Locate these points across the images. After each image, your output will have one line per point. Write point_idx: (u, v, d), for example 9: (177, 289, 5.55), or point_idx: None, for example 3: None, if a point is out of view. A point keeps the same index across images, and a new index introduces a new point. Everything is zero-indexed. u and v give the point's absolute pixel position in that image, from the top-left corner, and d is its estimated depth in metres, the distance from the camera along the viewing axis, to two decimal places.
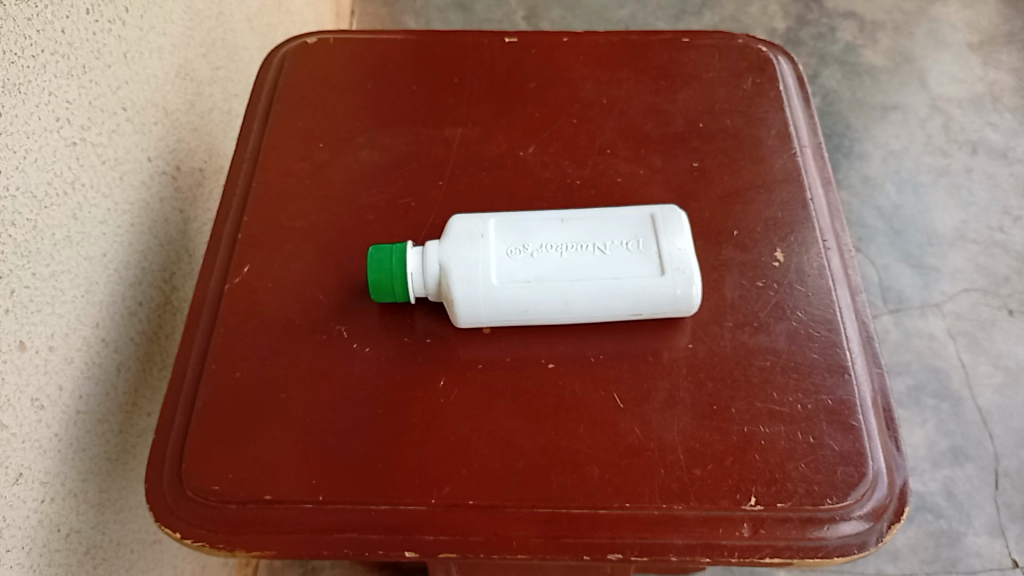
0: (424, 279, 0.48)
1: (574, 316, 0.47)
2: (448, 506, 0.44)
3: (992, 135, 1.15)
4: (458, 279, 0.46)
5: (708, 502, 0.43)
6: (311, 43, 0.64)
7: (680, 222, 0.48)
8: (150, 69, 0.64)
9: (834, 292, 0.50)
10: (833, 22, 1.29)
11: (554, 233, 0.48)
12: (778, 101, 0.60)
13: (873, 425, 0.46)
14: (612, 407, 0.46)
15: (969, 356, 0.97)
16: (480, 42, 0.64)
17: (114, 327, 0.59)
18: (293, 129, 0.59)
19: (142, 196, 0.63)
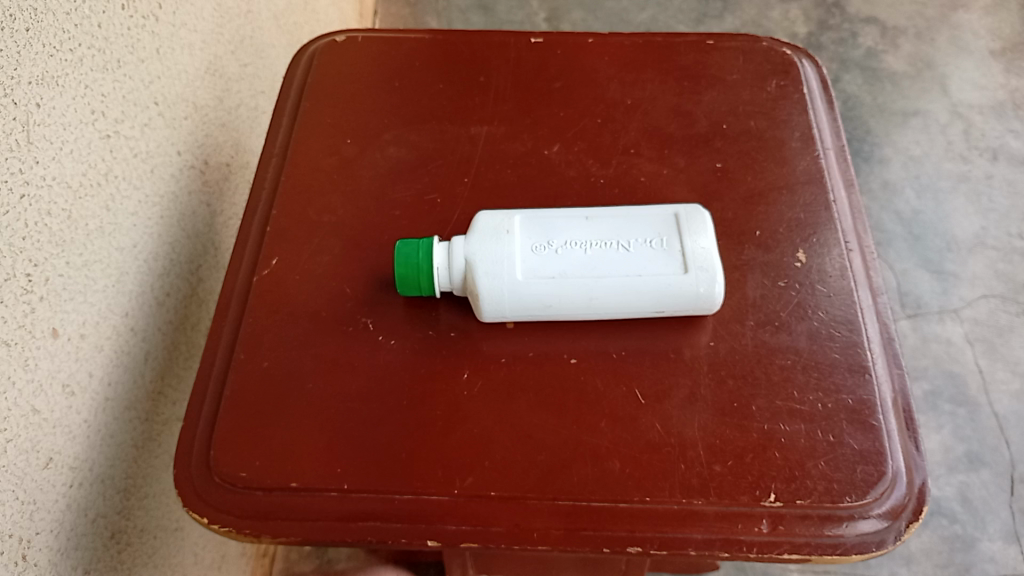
0: (451, 273, 0.49)
1: (597, 312, 0.48)
2: (470, 497, 0.45)
3: (1013, 143, 1.15)
4: (483, 274, 0.47)
5: (728, 498, 0.44)
6: (340, 41, 0.65)
7: (704, 222, 0.49)
8: (182, 64, 0.65)
9: (855, 293, 0.51)
10: (855, 27, 1.29)
11: (579, 230, 0.49)
12: (802, 103, 0.61)
13: (893, 425, 0.46)
14: (634, 402, 0.47)
15: (986, 362, 0.96)
16: (506, 42, 0.65)
17: (143, 317, 0.60)
18: (321, 126, 0.60)
19: (171, 189, 0.64)
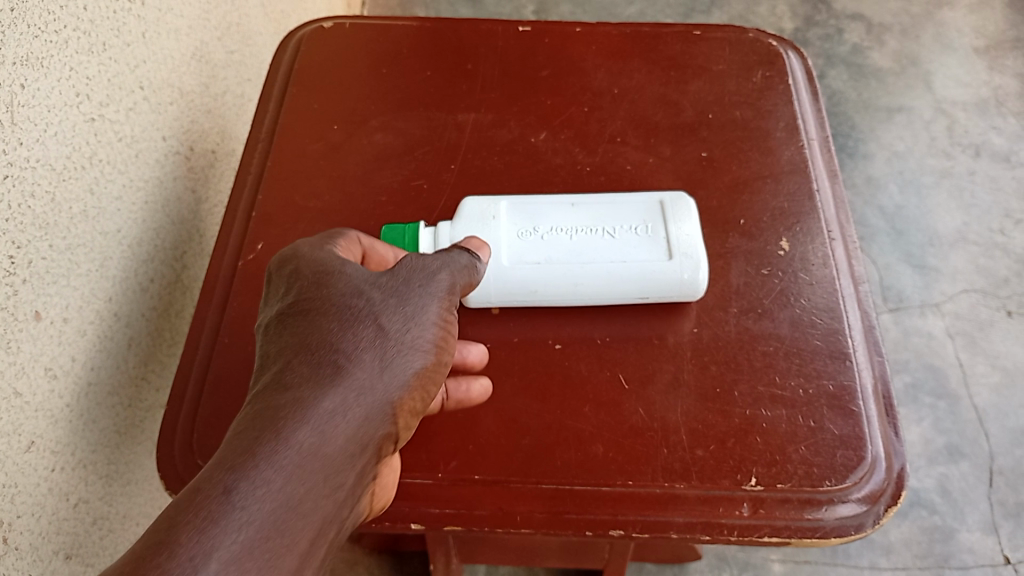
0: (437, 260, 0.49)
1: (584, 300, 0.48)
2: (455, 481, 0.45)
3: (996, 139, 1.16)
4: None
5: (709, 482, 0.44)
6: (327, 28, 0.65)
7: (689, 211, 0.50)
8: (167, 50, 0.65)
9: (837, 281, 0.51)
10: (841, 24, 1.30)
11: (565, 218, 0.50)
12: (787, 94, 0.61)
13: (873, 410, 0.46)
14: (618, 387, 0.47)
15: (967, 356, 0.97)
16: (494, 30, 0.65)
17: (126, 302, 0.60)
18: (307, 113, 0.60)
19: (157, 175, 0.64)
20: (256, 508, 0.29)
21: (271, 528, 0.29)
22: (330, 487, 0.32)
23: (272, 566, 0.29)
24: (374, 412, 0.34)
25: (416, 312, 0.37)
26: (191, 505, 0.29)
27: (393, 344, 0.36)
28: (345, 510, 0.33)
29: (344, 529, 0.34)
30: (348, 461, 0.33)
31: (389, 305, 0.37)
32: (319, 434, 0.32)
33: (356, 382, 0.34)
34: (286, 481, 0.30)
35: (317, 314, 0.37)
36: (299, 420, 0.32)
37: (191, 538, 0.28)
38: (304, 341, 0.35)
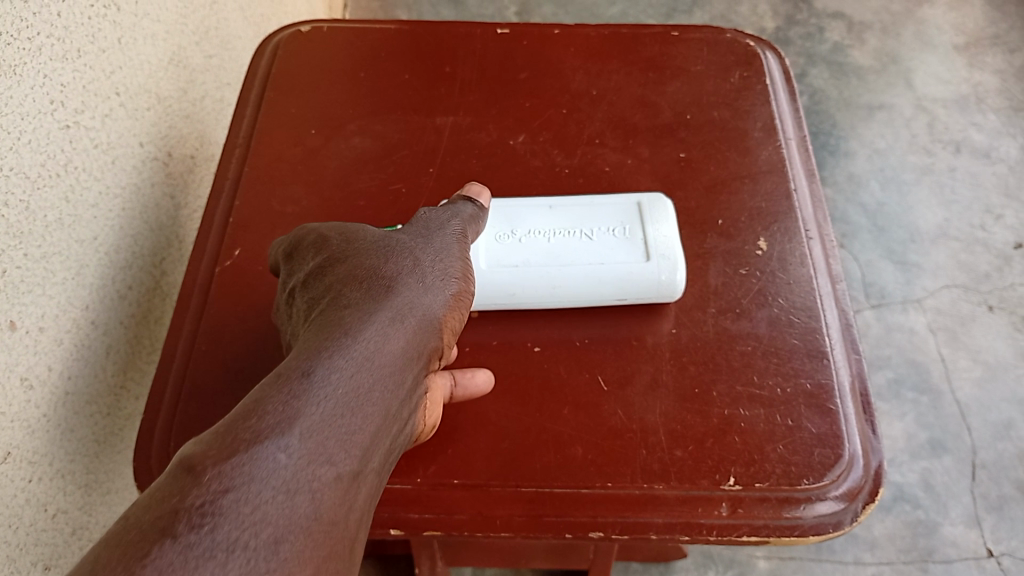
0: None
1: (562, 303, 0.49)
2: (434, 485, 0.45)
3: (976, 135, 1.17)
4: None
5: (688, 483, 0.44)
6: (304, 31, 0.65)
7: (665, 212, 0.51)
8: (144, 55, 0.65)
9: (814, 280, 0.52)
10: (822, 22, 1.31)
11: (543, 221, 0.51)
12: (764, 94, 0.61)
13: (850, 408, 0.47)
14: (596, 389, 0.47)
15: (948, 351, 0.97)
16: (472, 33, 0.65)
17: (104, 310, 0.59)
18: (285, 117, 0.60)
19: (134, 181, 0.63)
20: (334, 385, 0.30)
21: (349, 403, 0.30)
22: (397, 379, 0.33)
23: (353, 436, 0.30)
24: (427, 321, 0.36)
25: (445, 246, 0.40)
26: (273, 382, 0.30)
27: (432, 269, 0.38)
28: (407, 412, 0.34)
29: (405, 436, 0.35)
30: (408, 360, 0.34)
31: (420, 242, 0.40)
32: (382, 331, 0.34)
33: (407, 294, 0.36)
34: (358, 365, 0.32)
35: (354, 253, 0.39)
36: (363, 320, 0.34)
37: (278, 406, 0.29)
38: (351, 270, 0.37)
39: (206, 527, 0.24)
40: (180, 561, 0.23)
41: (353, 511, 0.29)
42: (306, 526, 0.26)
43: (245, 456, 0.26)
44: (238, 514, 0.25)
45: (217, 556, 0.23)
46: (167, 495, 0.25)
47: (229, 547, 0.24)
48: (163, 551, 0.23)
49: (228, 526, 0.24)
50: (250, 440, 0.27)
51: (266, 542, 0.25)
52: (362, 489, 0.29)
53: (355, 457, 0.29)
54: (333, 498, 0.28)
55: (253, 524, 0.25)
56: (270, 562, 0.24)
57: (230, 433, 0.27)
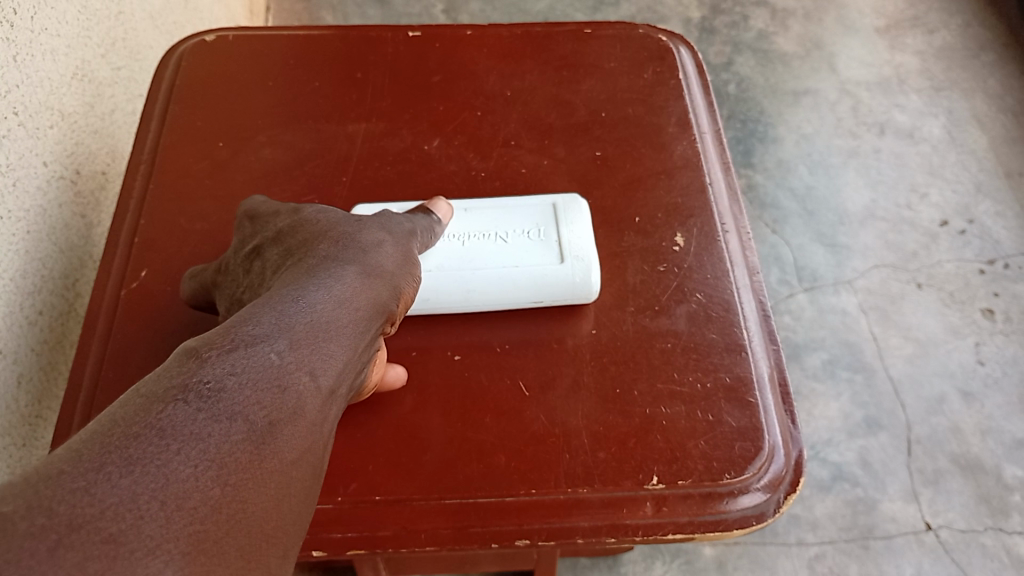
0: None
1: (476, 307, 0.48)
2: (355, 504, 0.44)
3: (899, 116, 1.19)
4: None
5: (612, 484, 0.44)
6: (210, 41, 0.63)
7: (579, 215, 0.50)
8: (43, 71, 0.62)
9: (731, 274, 0.52)
10: (746, 10, 1.32)
11: (458, 225, 0.51)
12: (678, 88, 0.61)
13: (770, 400, 0.47)
14: (518, 395, 0.47)
15: (880, 330, 0.99)
16: (384, 37, 0.64)
17: (11, 339, 0.57)
18: (189, 131, 0.58)
19: (39, 202, 0.61)
20: (319, 310, 0.34)
21: (333, 327, 0.34)
22: (369, 319, 0.37)
23: (334, 355, 0.34)
24: (394, 282, 0.40)
25: (405, 232, 0.44)
26: (266, 302, 0.34)
27: (396, 242, 0.42)
28: (372, 353, 0.38)
29: (368, 374, 0.39)
30: (378, 308, 0.38)
31: (385, 223, 0.44)
32: (356, 278, 0.38)
33: (376, 255, 0.40)
34: (338, 302, 0.36)
35: (328, 218, 0.43)
36: (340, 269, 0.38)
37: (270, 319, 0.32)
38: (324, 232, 0.41)
39: (212, 397, 0.28)
40: (187, 420, 0.27)
41: (328, 418, 0.33)
42: (293, 415, 0.30)
43: (244, 352, 0.30)
44: (240, 393, 0.29)
45: (221, 421, 0.27)
46: (175, 371, 0.29)
47: (231, 415, 0.28)
48: (177, 409, 0.27)
49: (230, 400, 0.28)
50: (249, 338, 0.31)
51: (261, 420, 0.29)
52: (334, 405, 0.33)
53: (334, 374, 0.33)
54: (315, 400, 0.32)
55: (249, 405, 0.29)
56: (262, 437, 0.28)
57: (231, 332, 0.31)
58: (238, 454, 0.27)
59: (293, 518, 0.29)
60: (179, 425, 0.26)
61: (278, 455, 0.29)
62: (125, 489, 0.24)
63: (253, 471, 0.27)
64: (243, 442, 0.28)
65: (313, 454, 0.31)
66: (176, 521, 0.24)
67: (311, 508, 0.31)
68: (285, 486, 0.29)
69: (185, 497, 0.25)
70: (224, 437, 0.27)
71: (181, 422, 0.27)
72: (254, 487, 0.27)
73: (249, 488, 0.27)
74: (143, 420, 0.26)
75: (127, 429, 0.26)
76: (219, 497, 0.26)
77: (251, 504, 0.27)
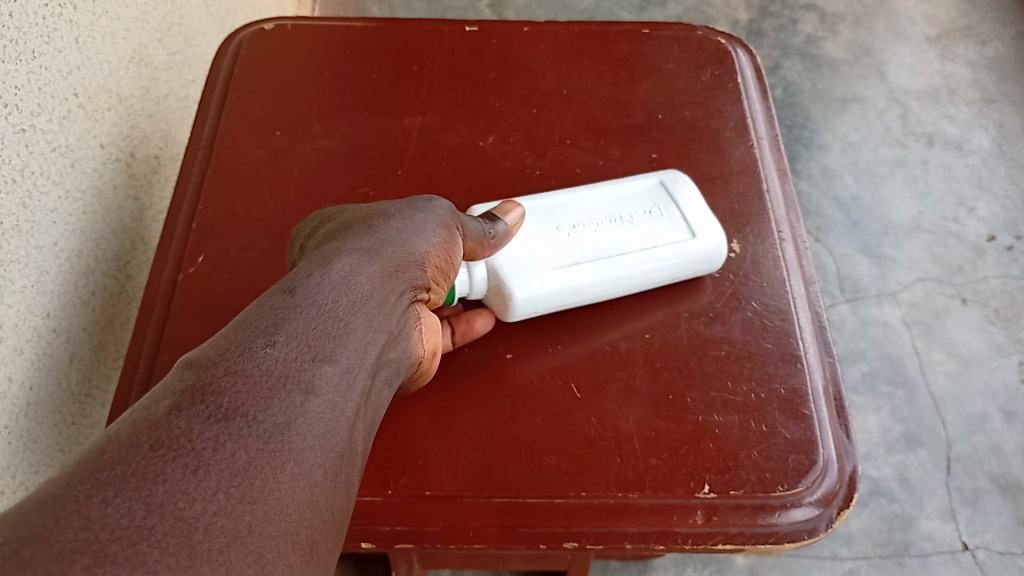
0: (474, 286, 0.47)
1: (621, 291, 0.48)
2: (405, 498, 0.44)
3: (949, 127, 1.17)
4: (510, 272, 0.46)
5: (662, 491, 0.43)
6: (268, 29, 0.64)
7: (687, 188, 0.51)
8: (103, 54, 0.63)
9: (788, 283, 0.51)
10: (795, 14, 1.31)
11: (581, 213, 0.50)
12: (736, 93, 0.61)
13: (824, 413, 0.47)
14: (570, 397, 0.47)
15: (923, 344, 0.98)
16: (440, 31, 0.64)
17: (66, 318, 0.58)
18: (247, 119, 0.58)
19: (95, 183, 0.62)
20: (317, 300, 0.34)
21: (332, 314, 0.33)
22: (379, 304, 0.36)
23: (337, 341, 0.33)
24: (402, 263, 0.39)
25: (428, 207, 0.43)
26: (262, 302, 0.33)
27: (416, 220, 0.41)
28: (395, 338, 0.37)
29: (399, 359, 0.38)
30: (392, 293, 0.37)
31: (404, 204, 0.43)
32: (366, 261, 0.37)
33: (389, 236, 0.39)
34: (343, 289, 0.35)
35: (348, 216, 0.42)
36: (341, 256, 0.37)
37: (270, 313, 0.32)
38: (335, 230, 0.40)
39: (207, 401, 0.27)
40: (186, 429, 0.26)
41: (346, 405, 0.32)
42: (299, 406, 0.30)
43: (237, 352, 0.30)
44: (234, 394, 0.28)
45: (216, 425, 0.27)
46: (176, 383, 0.29)
47: (229, 416, 0.27)
48: (171, 421, 0.26)
49: (224, 402, 0.28)
50: (242, 339, 0.30)
51: (263, 417, 0.28)
52: (350, 388, 0.32)
53: (341, 359, 0.32)
54: (321, 387, 0.31)
55: (248, 403, 0.28)
56: (266, 434, 0.28)
57: (226, 335, 0.31)
58: (240, 455, 0.27)
59: (318, 510, 0.29)
60: (176, 434, 0.26)
61: (284, 449, 0.28)
62: (119, 506, 0.23)
63: (259, 469, 0.27)
64: (244, 442, 0.27)
65: (330, 441, 0.30)
66: (176, 531, 0.23)
67: (340, 497, 0.30)
68: (301, 480, 0.28)
69: (185, 505, 0.24)
70: (224, 440, 0.27)
71: (179, 431, 0.26)
72: (260, 487, 0.27)
73: (257, 488, 0.26)
74: (140, 434, 0.26)
75: (123, 446, 0.25)
76: (221, 500, 0.25)
77: (260, 504, 0.26)
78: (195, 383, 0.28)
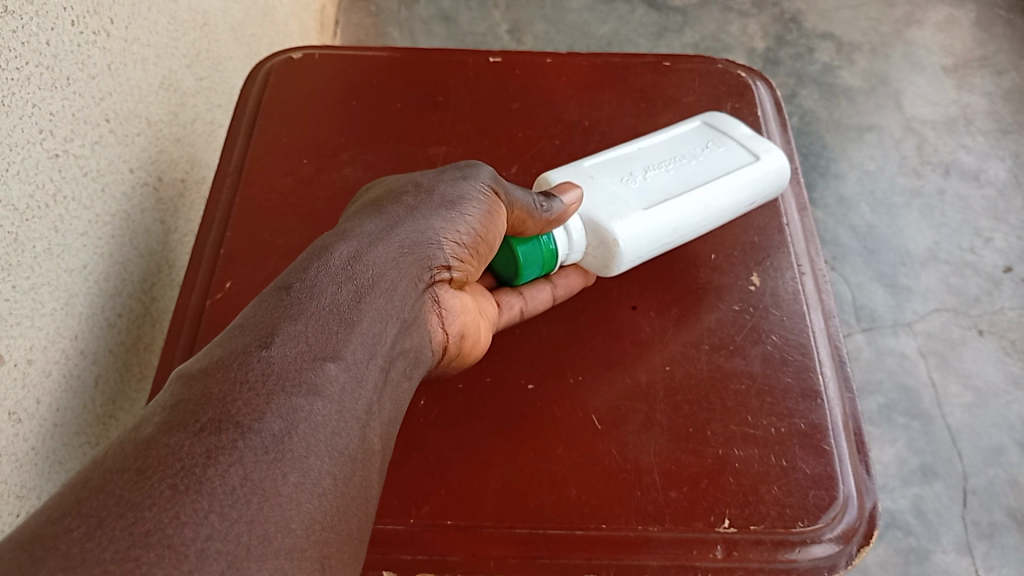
0: (574, 246, 0.48)
1: (710, 220, 0.50)
2: (427, 526, 0.44)
3: (965, 158, 1.17)
4: (609, 215, 0.48)
5: (683, 524, 0.44)
6: (296, 58, 0.65)
7: (730, 122, 0.55)
8: (134, 80, 0.64)
9: (808, 317, 0.52)
10: (812, 43, 1.32)
11: (647, 161, 0.52)
12: (756, 126, 0.62)
13: (844, 449, 0.47)
14: (590, 428, 0.47)
15: (939, 375, 0.98)
16: (465, 61, 0.65)
17: (93, 339, 0.59)
18: (277, 147, 0.59)
19: (124, 208, 0.63)
20: (318, 298, 0.35)
21: (333, 311, 0.35)
22: (386, 296, 0.38)
23: (339, 339, 0.34)
24: (413, 254, 0.40)
25: (453, 181, 0.44)
26: (266, 300, 0.34)
27: (433, 199, 0.43)
28: (407, 330, 0.39)
29: (409, 350, 0.39)
30: (397, 285, 0.39)
31: (425, 180, 0.44)
32: (372, 254, 0.38)
33: (395, 226, 0.40)
34: (346, 285, 0.36)
35: (375, 198, 0.43)
36: (348, 247, 0.38)
37: (265, 320, 0.33)
38: (353, 216, 0.42)
39: (202, 416, 0.28)
40: (176, 449, 0.27)
41: (350, 406, 0.33)
42: (304, 409, 0.31)
43: (235, 361, 0.31)
44: (231, 406, 0.29)
45: (207, 440, 0.28)
46: (173, 399, 0.30)
47: (222, 428, 0.28)
48: (161, 442, 0.27)
49: (221, 412, 0.29)
50: (244, 345, 0.32)
51: (262, 425, 0.29)
52: (357, 386, 0.34)
53: (344, 356, 0.34)
54: (325, 389, 0.32)
55: (242, 413, 0.29)
56: (265, 443, 0.29)
57: (226, 344, 0.32)
58: (236, 469, 0.27)
59: (327, 517, 0.30)
60: (165, 454, 0.27)
61: (287, 461, 0.29)
62: (101, 540, 0.24)
63: (257, 481, 0.28)
64: (240, 453, 0.28)
65: (336, 444, 0.32)
66: (164, 561, 0.24)
67: (352, 504, 0.32)
68: (306, 486, 0.29)
69: (174, 532, 0.25)
70: (218, 455, 0.27)
71: (168, 451, 0.27)
72: (259, 503, 0.27)
73: (254, 504, 0.27)
74: (127, 460, 0.27)
75: (109, 474, 0.26)
76: (215, 522, 0.26)
77: (260, 521, 0.27)
78: (187, 399, 0.29)
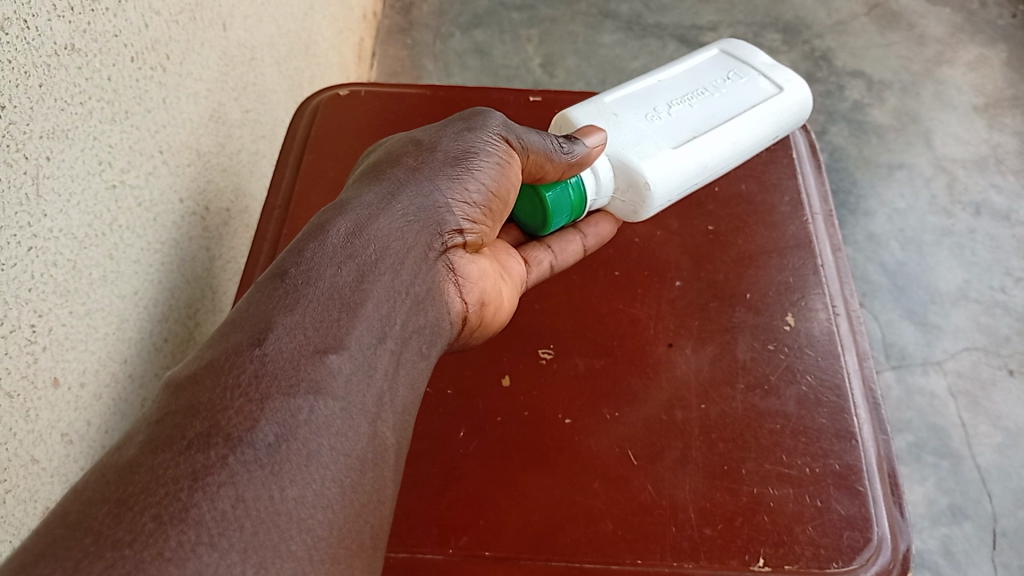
0: (601, 188, 0.52)
1: (736, 155, 0.55)
2: (467, 557, 0.45)
3: (995, 198, 1.17)
4: (643, 154, 0.51)
5: (717, 562, 0.44)
6: (343, 94, 0.67)
7: (747, 51, 0.59)
8: (186, 112, 0.66)
9: (843, 358, 0.53)
10: (842, 80, 1.33)
11: (671, 97, 0.56)
12: (790, 168, 0.63)
13: (878, 491, 0.47)
14: (626, 463, 0.48)
15: (969, 416, 0.97)
16: (505, 100, 0.67)
17: (141, 363, 0.61)
18: (323, 180, 0.61)
19: (173, 236, 0.65)
20: (317, 282, 0.38)
21: (331, 293, 0.37)
22: (390, 269, 0.40)
23: (338, 321, 0.37)
24: (418, 223, 0.43)
25: (458, 136, 0.47)
26: (265, 289, 0.37)
27: (435, 161, 0.45)
28: (422, 306, 0.42)
29: (425, 327, 0.42)
30: (403, 260, 0.41)
31: (427, 138, 0.46)
32: (373, 229, 0.41)
33: (395, 194, 0.43)
34: (346, 262, 0.39)
35: (381, 161, 0.46)
36: (346, 223, 0.40)
37: (260, 314, 0.36)
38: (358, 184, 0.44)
39: (191, 436, 0.31)
40: (160, 474, 0.29)
41: (357, 401, 0.36)
42: (310, 407, 0.33)
43: (230, 365, 0.33)
44: (226, 420, 0.31)
45: (193, 462, 0.30)
46: (164, 409, 0.32)
47: (211, 445, 0.30)
48: (145, 470, 0.29)
49: (214, 424, 0.31)
50: (241, 346, 0.34)
51: (262, 432, 0.32)
52: (363, 379, 0.37)
53: (344, 336, 0.36)
54: (328, 380, 0.35)
55: (232, 425, 0.31)
56: (258, 457, 0.31)
57: (219, 350, 0.34)
58: (229, 494, 0.29)
59: (336, 530, 0.32)
60: (146, 481, 0.29)
61: (284, 477, 0.31)
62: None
63: (252, 499, 0.30)
64: (229, 472, 0.30)
65: (345, 446, 0.34)
66: None
67: (364, 513, 0.34)
68: (304, 498, 0.32)
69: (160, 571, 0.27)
70: (203, 478, 0.29)
71: (151, 477, 0.29)
72: (252, 528, 0.29)
73: (245, 530, 0.29)
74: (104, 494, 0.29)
75: (90, 511, 0.28)
76: (200, 554, 0.28)
77: (254, 549, 0.29)
78: (178, 414, 0.32)
